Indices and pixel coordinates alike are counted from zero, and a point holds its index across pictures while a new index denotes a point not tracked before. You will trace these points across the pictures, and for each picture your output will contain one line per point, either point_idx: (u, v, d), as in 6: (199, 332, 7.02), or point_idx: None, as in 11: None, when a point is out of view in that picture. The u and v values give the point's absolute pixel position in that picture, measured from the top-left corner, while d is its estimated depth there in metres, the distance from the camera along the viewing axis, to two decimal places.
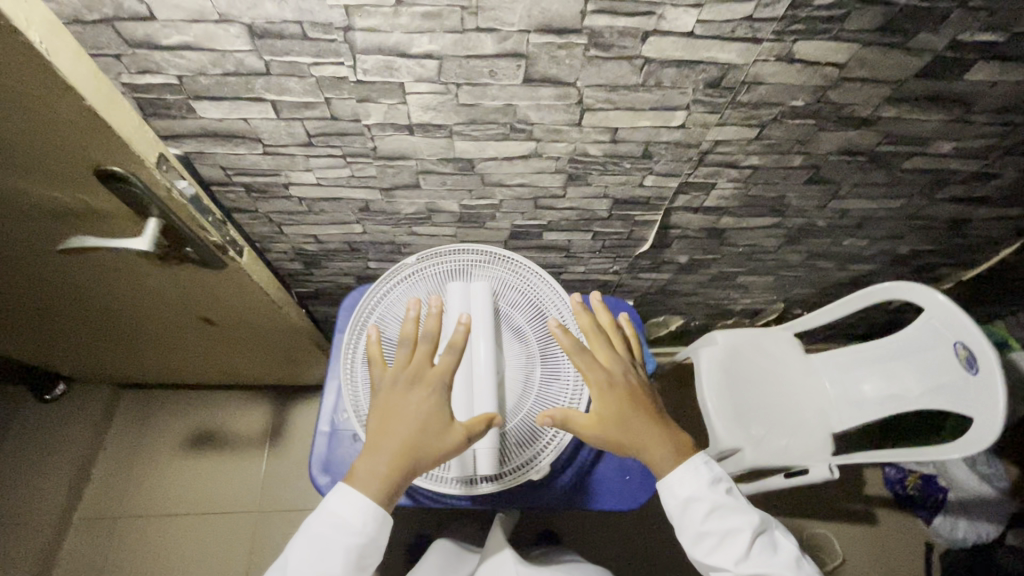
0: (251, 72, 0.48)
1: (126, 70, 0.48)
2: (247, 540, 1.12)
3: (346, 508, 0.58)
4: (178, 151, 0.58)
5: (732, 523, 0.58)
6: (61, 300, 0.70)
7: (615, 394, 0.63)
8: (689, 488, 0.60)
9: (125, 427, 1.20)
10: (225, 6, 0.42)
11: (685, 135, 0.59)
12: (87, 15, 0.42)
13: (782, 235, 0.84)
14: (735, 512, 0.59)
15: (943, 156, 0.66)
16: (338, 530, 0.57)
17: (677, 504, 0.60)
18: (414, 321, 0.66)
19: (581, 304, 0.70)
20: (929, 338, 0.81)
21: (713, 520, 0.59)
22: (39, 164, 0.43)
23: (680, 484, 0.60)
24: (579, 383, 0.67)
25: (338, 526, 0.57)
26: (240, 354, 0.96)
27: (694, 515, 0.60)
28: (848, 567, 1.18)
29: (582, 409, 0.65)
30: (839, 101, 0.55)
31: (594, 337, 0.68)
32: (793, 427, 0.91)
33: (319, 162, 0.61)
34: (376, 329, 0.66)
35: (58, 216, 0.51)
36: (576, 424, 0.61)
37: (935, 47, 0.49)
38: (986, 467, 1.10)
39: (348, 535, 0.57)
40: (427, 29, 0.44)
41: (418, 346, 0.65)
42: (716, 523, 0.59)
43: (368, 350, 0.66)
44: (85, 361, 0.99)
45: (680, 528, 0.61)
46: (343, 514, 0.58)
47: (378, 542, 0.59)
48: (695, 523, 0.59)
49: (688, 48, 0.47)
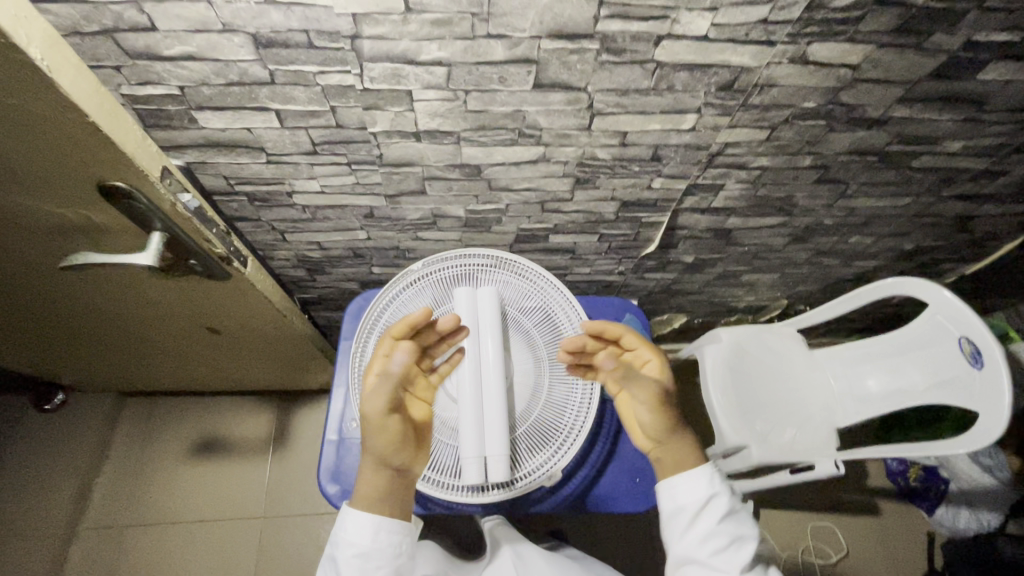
0: (255, 82, 0.47)
1: (127, 82, 0.46)
2: (253, 546, 1.12)
3: (343, 524, 0.58)
4: (181, 161, 0.57)
5: (744, 530, 0.59)
6: (60, 314, 0.69)
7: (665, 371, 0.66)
8: (715, 487, 0.60)
9: (127, 435, 1.19)
10: (230, 16, 0.41)
11: (695, 138, 0.58)
12: (85, 26, 0.41)
13: (788, 234, 0.84)
14: (745, 524, 0.59)
15: (953, 155, 0.66)
16: (337, 546, 0.57)
17: (700, 496, 0.59)
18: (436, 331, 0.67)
19: None
20: (934, 331, 0.81)
21: (726, 523, 0.58)
22: (38, 180, 0.42)
23: (706, 480, 0.60)
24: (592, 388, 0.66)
25: (338, 543, 0.57)
26: (242, 361, 0.95)
27: (713, 510, 0.59)
28: (853, 560, 1.19)
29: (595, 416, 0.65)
30: (852, 102, 0.54)
31: None
32: (799, 423, 0.90)
33: (324, 170, 0.60)
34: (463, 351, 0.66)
35: (61, 232, 0.50)
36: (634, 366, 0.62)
37: (949, 47, 0.48)
38: (988, 458, 1.06)
39: (347, 550, 0.56)
40: (436, 36, 0.43)
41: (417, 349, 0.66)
42: (732, 525, 0.58)
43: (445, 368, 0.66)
44: (83, 372, 0.97)
45: (691, 523, 0.59)
46: (338, 530, 0.58)
47: (388, 548, 0.57)
48: (711, 521, 0.58)
49: (701, 51, 0.46)
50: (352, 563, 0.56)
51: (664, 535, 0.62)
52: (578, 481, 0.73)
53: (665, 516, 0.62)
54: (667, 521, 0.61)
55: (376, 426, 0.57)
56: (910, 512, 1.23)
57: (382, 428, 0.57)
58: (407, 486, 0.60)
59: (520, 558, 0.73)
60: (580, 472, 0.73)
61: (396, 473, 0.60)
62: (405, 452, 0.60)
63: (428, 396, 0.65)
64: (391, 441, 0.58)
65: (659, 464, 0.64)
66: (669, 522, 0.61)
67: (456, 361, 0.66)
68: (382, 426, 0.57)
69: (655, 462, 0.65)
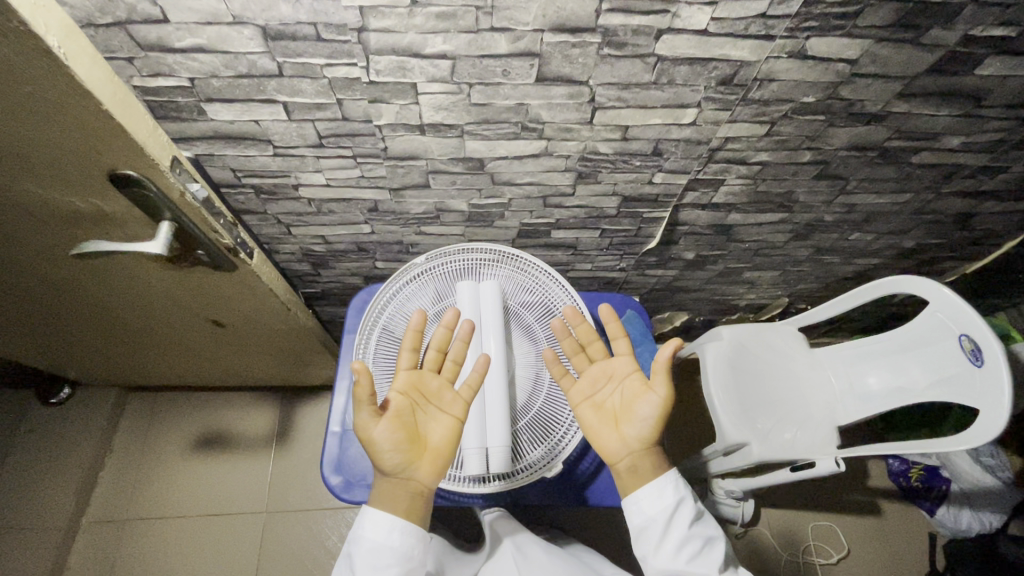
0: (264, 74, 0.48)
1: (139, 73, 0.47)
2: (256, 540, 1.12)
3: (360, 520, 0.58)
4: (189, 153, 0.58)
5: (712, 530, 0.60)
6: (70, 304, 0.70)
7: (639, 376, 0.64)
8: (682, 491, 0.60)
9: (132, 429, 1.20)
10: (239, 8, 0.42)
11: (696, 132, 0.59)
12: (99, 18, 0.42)
13: (789, 231, 0.84)
14: (710, 525, 0.61)
15: (952, 151, 0.66)
16: (354, 540, 0.57)
17: (671, 503, 0.58)
18: (462, 340, 0.65)
19: (563, 326, 0.67)
20: (935, 329, 0.82)
21: (696, 526, 0.59)
22: (52, 168, 0.43)
23: (672, 486, 0.59)
24: (576, 392, 0.65)
25: (355, 538, 0.57)
26: (246, 355, 0.96)
27: (684, 515, 0.58)
28: (853, 559, 1.19)
29: (579, 416, 0.64)
30: (851, 97, 0.55)
31: (588, 344, 0.68)
32: (800, 421, 0.90)
33: (330, 163, 0.61)
34: (485, 356, 0.63)
35: (73, 221, 0.51)
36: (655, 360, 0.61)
37: (947, 42, 0.49)
38: (989, 458, 1.08)
39: (361, 546, 0.56)
40: (441, 29, 0.44)
41: (444, 361, 0.65)
42: (701, 527, 0.59)
43: (476, 375, 0.63)
44: (91, 364, 0.98)
45: (666, 533, 0.58)
46: (355, 527, 0.58)
47: (401, 548, 0.56)
48: (683, 527, 0.58)
49: (701, 45, 0.47)
50: (365, 557, 0.55)
51: (637, 550, 0.60)
52: (577, 474, 0.73)
53: (636, 531, 0.60)
54: (639, 536, 0.59)
55: (363, 433, 0.57)
56: (913, 512, 1.23)
57: (369, 434, 0.57)
58: (408, 496, 0.58)
59: (519, 549, 0.73)
60: (580, 465, 0.74)
61: (393, 481, 0.58)
62: (400, 461, 0.58)
63: (454, 410, 0.63)
64: (381, 448, 0.57)
65: (635, 472, 0.60)
66: (642, 536, 0.59)
67: (481, 366, 0.63)
68: (369, 432, 0.57)
69: (631, 469, 0.61)
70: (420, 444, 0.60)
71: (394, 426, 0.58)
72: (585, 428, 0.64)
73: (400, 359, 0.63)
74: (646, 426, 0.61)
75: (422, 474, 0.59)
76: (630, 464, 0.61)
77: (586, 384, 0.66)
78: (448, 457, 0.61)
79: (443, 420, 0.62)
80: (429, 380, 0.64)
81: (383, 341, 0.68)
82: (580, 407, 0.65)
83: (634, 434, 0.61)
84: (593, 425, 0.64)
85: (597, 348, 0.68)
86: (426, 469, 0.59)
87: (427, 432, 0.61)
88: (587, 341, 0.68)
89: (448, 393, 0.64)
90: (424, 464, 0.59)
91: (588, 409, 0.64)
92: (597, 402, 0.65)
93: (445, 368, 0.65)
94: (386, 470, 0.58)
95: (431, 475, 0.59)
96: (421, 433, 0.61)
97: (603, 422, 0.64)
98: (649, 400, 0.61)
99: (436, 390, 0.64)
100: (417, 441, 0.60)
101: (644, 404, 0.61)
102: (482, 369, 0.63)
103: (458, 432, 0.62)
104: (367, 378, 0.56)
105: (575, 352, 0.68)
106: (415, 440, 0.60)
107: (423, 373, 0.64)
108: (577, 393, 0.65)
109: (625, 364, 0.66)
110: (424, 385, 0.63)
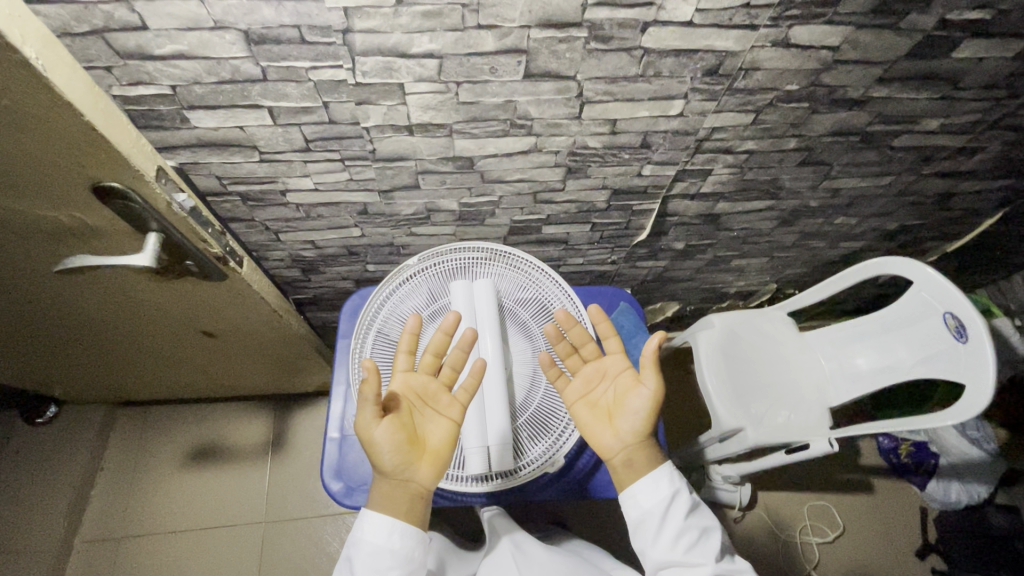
0: (248, 79, 0.47)
1: (118, 82, 0.46)
2: (253, 551, 1.11)
3: (358, 524, 0.57)
4: (174, 163, 0.57)
5: (708, 519, 0.61)
6: (55, 320, 0.68)
7: (630, 374, 0.65)
8: (677, 483, 0.60)
9: (123, 445, 1.18)
10: (221, 12, 0.41)
11: (683, 124, 0.59)
12: (76, 27, 0.41)
13: (775, 217, 0.85)
14: (707, 515, 0.61)
15: (932, 133, 0.68)
16: (353, 544, 0.57)
17: (665, 496, 0.59)
18: (461, 348, 0.64)
19: (557, 329, 0.67)
20: (920, 307, 0.83)
21: (693, 517, 0.59)
22: (37, 183, 0.42)
23: (668, 478, 0.60)
24: (571, 393, 0.65)
25: (354, 540, 0.57)
26: (238, 364, 0.95)
27: (679, 507, 0.59)
28: (849, 537, 1.21)
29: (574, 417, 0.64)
30: (833, 83, 0.56)
31: (580, 345, 0.67)
32: (793, 403, 0.91)
33: (318, 167, 0.61)
34: (481, 361, 0.62)
35: (56, 236, 0.50)
36: (645, 356, 0.61)
37: (925, 27, 0.50)
38: (975, 431, 1.11)
39: (362, 549, 0.56)
40: (427, 28, 0.44)
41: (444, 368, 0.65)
42: (698, 518, 0.60)
43: (473, 381, 0.62)
44: (79, 381, 0.96)
45: (662, 525, 0.58)
46: (354, 531, 0.57)
47: (402, 551, 0.56)
48: (680, 518, 0.58)
49: (687, 37, 0.47)
50: (367, 561, 0.55)
51: (635, 543, 0.61)
52: (577, 468, 0.74)
53: (634, 525, 0.60)
54: (637, 529, 0.60)
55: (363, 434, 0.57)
56: (904, 488, 1.25)
57: (370, 436, 0.56)
58: (408, 498, 0.57)
59: (518, 546, 0.73)
60: (580, 458, 0.74)
61: (392, 483, 0.57)
62: (401, 462, 0.57)
63: (451, 413, 0.62)
64: (382, 449, 0.57)
65: (631, 465, 0.61)
66: (640, 529, 0.60)
67: (477, 371, 0.62)
68: (370, 434, 0.57)
69: (626, 463, 0.61)
70: (419, 445, 0.60)
71: (395, 428, 0.57)
72: (580, 427, 0.64)
73: (397, 363, 0.63)
74: (638, 418, 0.61)
75: (422, 476, 0.58)
76: (625, 459, 0.61)
77: (580, 383, 0.66)
78: (446, 459, 0.60)
79: (441, 422, 0.61)
80: (427, 383, 0.63)
81: (378, 344, 0.67)
82: (576, 405, 0.65)
83: (627, 427, 0.61)
84: (588, 423, 0.64)
85: (590, 348, 0.67)
86: (426, 470, 0.59)
87: (426, 434, 0.61)
88: (580, 343, 0.67)
89: (444, 396, 0.63)
90: (423, 466, 0.59)
91: (582, 408, 0.64)
92: (592, 400, 0.65)
93: (443, 372, 0.64)
94: (386, 471, 0.57)
95: (431, 477, 0.59)
96: (420, 435, 0.60)
97: (598, 419, 0.63)
98: (640, 393, 0.61)
99: (434, 393, 0.63)
100: (417, 443, 0.59)
101: (636, 398, 0.61)
102: (478, 373, 0.62)
103: (457, 434, 0.61)
104: (373, 378, 0.56)
105: (568, 354, 0.67)
106: (415, 442, 0.59)
107: (420, 377, 0.63)
108: (571, 392, 0.65)
109: (618, 362, 0.66)
110: (422, 387, 0.63)
